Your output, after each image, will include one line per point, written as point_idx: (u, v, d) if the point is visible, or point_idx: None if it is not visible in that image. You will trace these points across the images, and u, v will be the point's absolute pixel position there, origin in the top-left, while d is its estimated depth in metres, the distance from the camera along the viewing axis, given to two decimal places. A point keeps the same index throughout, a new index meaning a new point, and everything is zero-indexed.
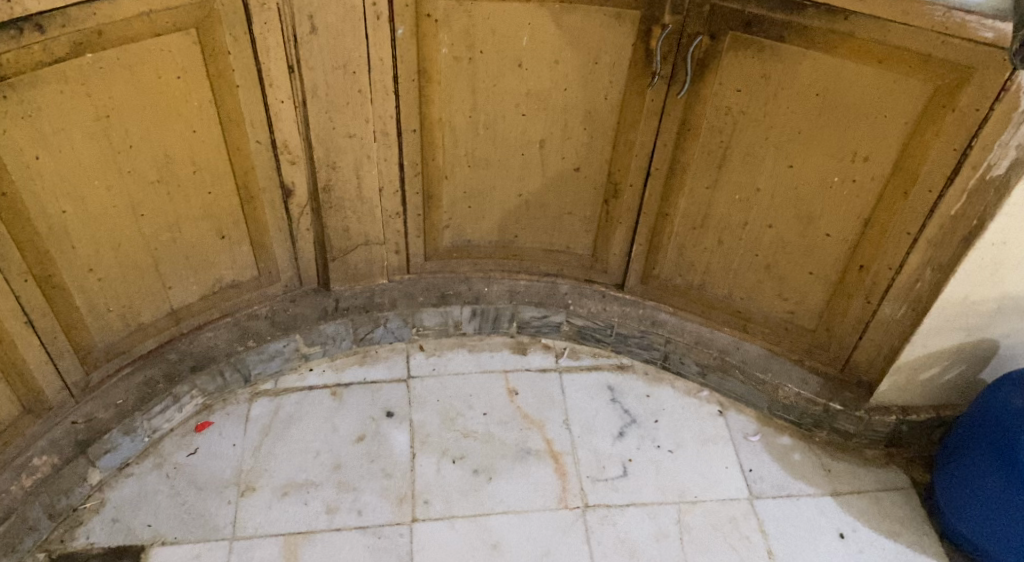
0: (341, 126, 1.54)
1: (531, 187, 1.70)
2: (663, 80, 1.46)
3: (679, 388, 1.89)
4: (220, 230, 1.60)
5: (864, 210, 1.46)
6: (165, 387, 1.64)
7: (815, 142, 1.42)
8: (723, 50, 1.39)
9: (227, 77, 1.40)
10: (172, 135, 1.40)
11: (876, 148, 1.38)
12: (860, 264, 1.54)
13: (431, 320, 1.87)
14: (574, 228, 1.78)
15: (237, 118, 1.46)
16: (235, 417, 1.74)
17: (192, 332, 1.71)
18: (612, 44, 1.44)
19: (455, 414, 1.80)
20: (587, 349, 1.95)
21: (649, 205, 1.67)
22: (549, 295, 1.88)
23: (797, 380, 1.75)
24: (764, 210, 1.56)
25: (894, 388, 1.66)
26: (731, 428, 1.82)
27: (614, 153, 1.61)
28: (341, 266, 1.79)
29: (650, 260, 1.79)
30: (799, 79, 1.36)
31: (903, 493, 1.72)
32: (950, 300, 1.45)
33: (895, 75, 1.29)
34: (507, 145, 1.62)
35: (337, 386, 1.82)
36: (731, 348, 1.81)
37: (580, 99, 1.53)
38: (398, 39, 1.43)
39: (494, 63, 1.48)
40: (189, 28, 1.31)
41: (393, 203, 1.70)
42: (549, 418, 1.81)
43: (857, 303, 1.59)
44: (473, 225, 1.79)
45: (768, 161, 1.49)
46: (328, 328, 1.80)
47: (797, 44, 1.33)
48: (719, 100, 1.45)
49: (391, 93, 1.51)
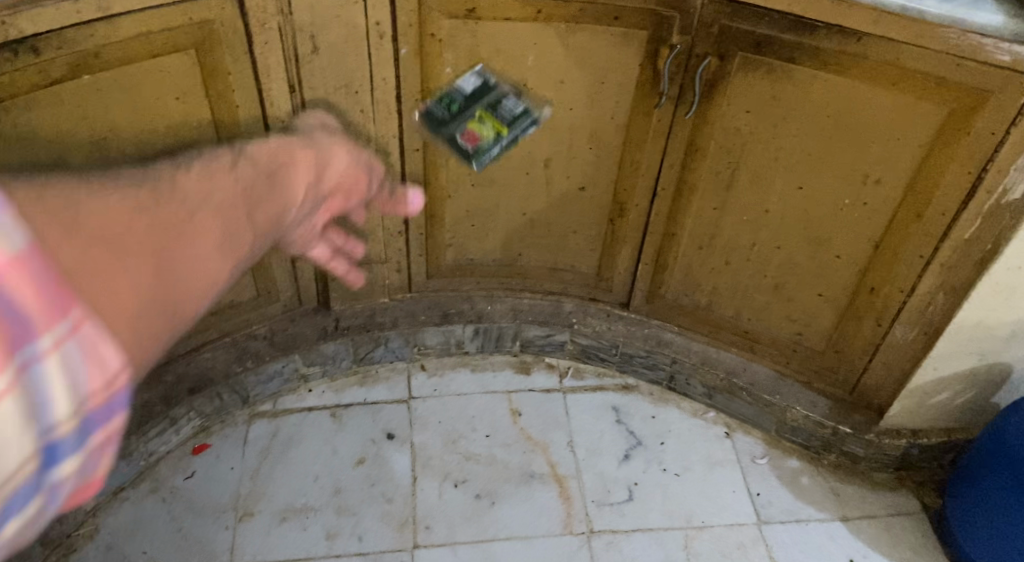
0: (343, 146, 1.51)
1: (536, 207, 1.68)
2: (671, 100, 1.43)
3: (685, 408, 1.87)
4: None
5: (876, 233, 1.43)
6: (162, 409, 1.64)
7: (825, 164, 1.39)
8: (732, 71, 1.36)
9: (227, 97, 1.37)
10: (171, 157, 1.38)
11: (889, 170, 1.35)
12: (871, 286, 1.51)
13: (433, 339, 1.87)
14: (578, 247, 1.76)
15: (237, 139, 1.42)
16: (233, 439, 1.75)
17: (190, 353, 1.69)
18: (619, 64, 1.42)
19: (458, 436, 1.79)
20: (591, 369, 1.93)
21: (655, 225, 1.64)
22: (554, 314, 1.86)
23: (806, 403, 1.73)
24: (773, 231, 1.53)
25: (905, 411, 1.63)
26: (738, 450, 1.80)
27: (621, 173, 1.59)
28: (342, 285, 1.76)
29: (656, 280, 1.76)
30: (810, 101, 1.33)
31: (914, 518, 1.69)
32: (963, 324, 1.42)
33: (908, 98, 1.26)
34: (511, 165, 1.59)
35: (337, 407, 1.82)
36: (738, 369, 1.79)
37: (586, 119, 1.50)
38: (401, 58, 1.40)
39: (499, 82, 1.45)
40: (189, 49, 1.28)
41: (394, 222, 1.67)
42: (553, 440, 1.79)
43: (867, 326, 1.56)
44: (476, 244, 1.76)
45: (779, 182, 1.46)
46: (327, 348, 1.80)
47: (809, 65, 1.30)
48: (728, 121, 1.42)
49: (394, 112, 1.48)
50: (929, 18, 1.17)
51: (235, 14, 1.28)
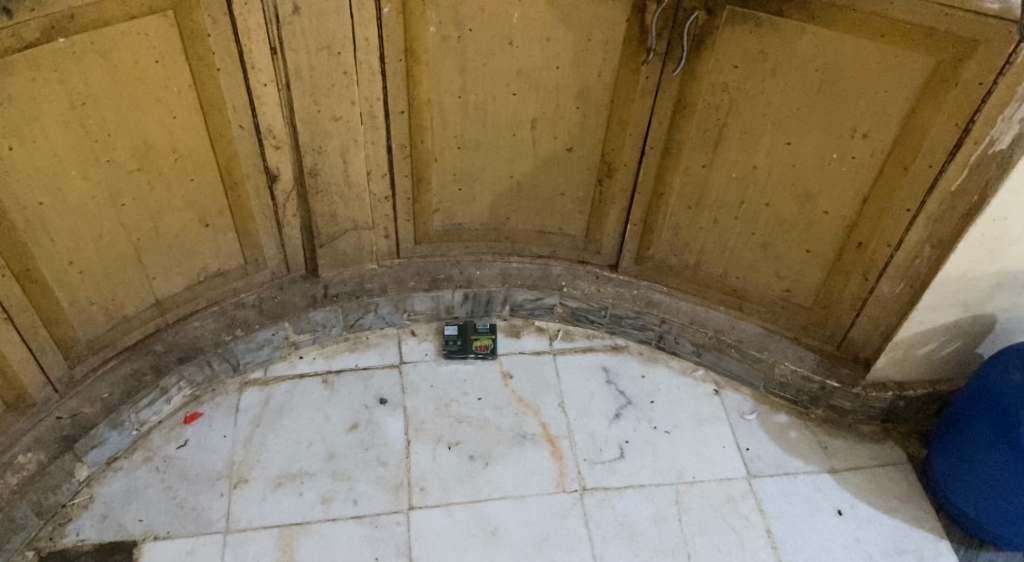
0: (327, 110, 1.47)
1: (523, 168, 1.67)
2: (659, 56, 1.40)
3: (674, 366, 1.90)
4: (203, 219, 1.54)
5: (863, 187, 1.43)
6: (152, 379, 1.64)
7: (813, 119, 1.37)
8: (720, 26, 1.33)
9: (207, 60, 1.31)
10: (151, 122, 1.32)
11: (876, 124, 1.33)
12: (858, 241, 1.51)
13: (422, 305, 1.89)
14: (566, 209, 1.76)
15: (218, 103, 1.38)
16: (225, 408, 1.76)
17: (179, 322, 1.71)
18: (606, 21, 1.38)
19: (449, 400, 1.82)
20: (581, 331, 1.96)
21: (643, 185, 1.65)
22: (542, 277, 1.88)
23: (794, 357, 1.76)
24: (761, 187, 1.53)
25: (891, 364, 1.66)
26: (727, 407, 1.83)
27: (608, 132, 1.58)
28: (329, 252, 1.77)
29: (645, 240, 1.78)
30: (798, 54, 1.31)
31: (899, 468, 1.73)
32: (949, 276, 1.43)
33: (895, 50, 1.24)
34: (498, 127, 1.57)
35: (328, 373, 1.84)
36: (726, 327, 1.81)
37: (573, 78, 1.48)
38: (384, 17, 1.35)
39: (484, 41, 1.42)
40: (166, 10, 1.22)
41: (380, 188, 1.66)
42: (544, 402, 1.82)
43: (855, 281, 1.58)
44: (463, 208, 1.77)
45: (766, 138, 1.44)
46: (317, 316, 1.80)
47: (796, 18, 1.27)
48: (715, 77, 1.40)
49: (378, 74, 1.44)
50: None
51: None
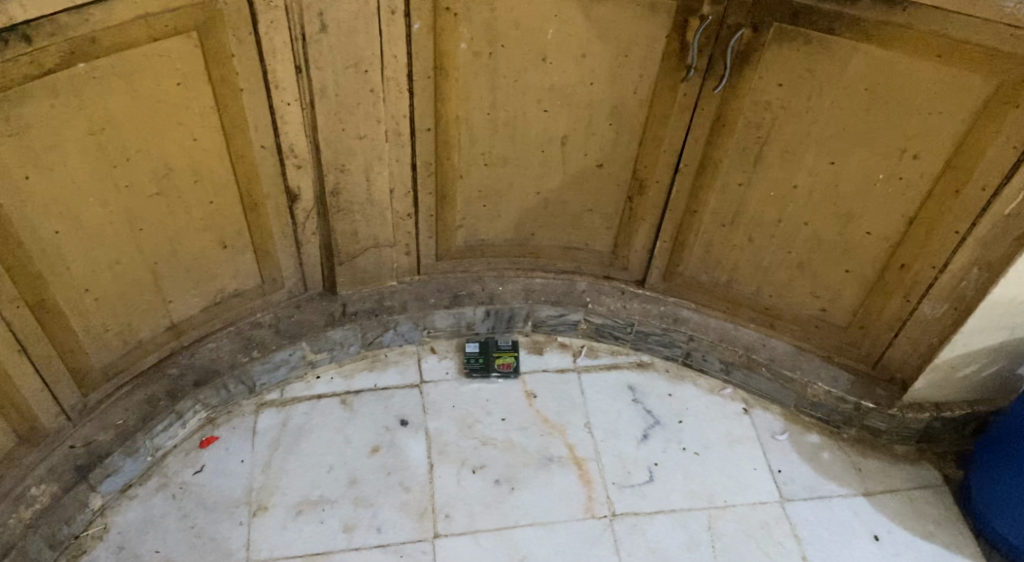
0: (352, 129, 1.41)
1: (550, 185, 1.62)
2: (699, 73, 1.34)
3: (702, 385, 1.87)
4: (222, 241, 1.48)
5: (909, 208, 1.38)
6: (167, 404, 1.59)
7: (860, 139, 1.32)
8: (766, 43, 1.27)
9: (230, 81, 1.23)
10: (172, 146, 1.25)
11: (927, 145, 1.28)
12: (901, 262, 1.47)
13: (443, 321, 1.84)
14: (594, 225, 1.71)
15: (241, 124, 1.30)
16: (242, 431, 1.72)
17: (193, 344, 1.65)
18: (644, 37, 1.32)
19: (473, 421, 1.77)
20: (605, 347, 1.92)
21: (675, 202, 1.60)
22: (567, 293, 1.84)
23: (827, 378, 1.72)
24: (800, 206, 1.48)
25: (929, 386, 1.62)
26: (758, 427, 1.80)
27: (641, 149, 1.52)
28: (349, 269, 1.72)
29: (674, 257, 1.74)
30: (848, 74, 1.25)
31: (936, 491, 1.69)
32: (997, 300, 1.39)
33: (953, 70, 1.18)
34: (527, 143, 1.52)
35: (347, 394, 1.80)
36: (756, 345, 1.78)
37: (607, 94, 1.42)
38: (414, 34, 1.28)
39: (516, 58, 1.35)
40: (189, 31, 1.14)
41: (403, 205, 1.61)
42: (570, 423, 1.78)
43: (895, 302, 1.54)
44: (487, 224, 1.71)
45: (809, 157, 1.39)
46: (335, 335, 1.76)
47: (847, 37, 1.21)
48: (757, 95, 1.34)
49: (405, 91, 1.37)
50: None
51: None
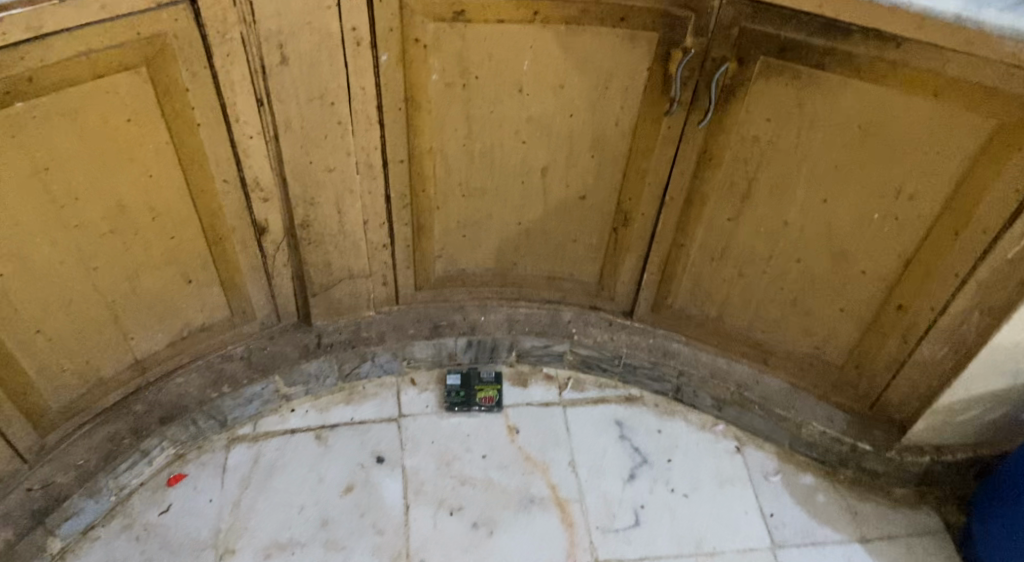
0: (319, 161, 1.35)
1: (532, 216, 1.55)
2: (683, 106, 1.28)
3: (693, 421, 1.80)
4: (186, 275, 1.42)
5: (906, 249, 1.31)
6: (131, 442, 1.52)
7: (853, 177, 1.25)
8: (753, 77, 1.20)
9: (186, 116, 1.17)
10: (125, 183, 1.18)
11: (924, 185, 1.21)
12: (898, 303, 1.39)
13: (423, 352, 1.78)
14: (578, 255, 1.64)
15: (199, 159, 1.24)
16: (211, 467, 1.65)
17: (160, 379, 1.58)
18: (625, 68, 1.25)
19: (452, 458, 1.70)
20: (592, 380, 1.85)
21: (662, 235, 1.53)
22: (551, 324, 1.78)
23: (822, 418, 1.65)
24: (792, 243, 1.41)
25: (928, 429, 1.55)
26: (749, 466, 1.73)
27: (625, 181, 1.45)
28: (323, 301, 1.66)
29: (663, 290, 1.66)
30: (839, 110, 1.18)
31: (936, 538, 1.62)
32: (999, 345, 1.32)
33: (951, 110, 1.11)
34: (505, 174, 1.45)
35: (322, 429, 1.73)
36: (749, 382, 1.71)
37: (588, 126, 1.35)
38: (382, 66, 1.22)
39: (491, 89, 1.28)
40: (138, 66, 1.08)
41: (378, 236, 1.54)
42: (554, 461, 1.71)
43: (892, 342, 1.46)
44: (467, 254, 1.64)
45: (800, 194, 1.32)
46: (310, 367, 1.69)
47: (838, 72, 1.14)
48: (745, 129, 1.27)
49: (375, 123, 1.31)
50: (986, 26, 1.02)
51: (191, 26, 1.08)
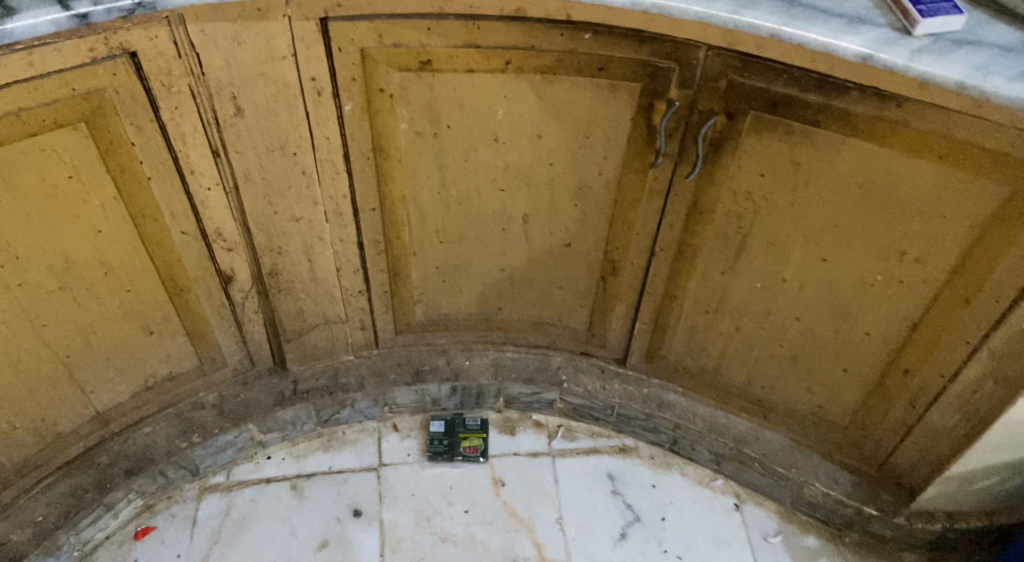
0: (285, 211, 1.28)
1: (514, 262, 1.46)
2: (670, 158, 1.19)
3: (690, 475, 1.70)
4: (147, 326, 1.35)
5: (912, 313, 1.21)
6: (94, 497, 1.46)
7: (854, 238, 1.15)
8: (743, 131, 1.11)
9: (134, 171, 1.11)
10: (71, 240, 1.13)
11: (931, 249, 1.11)
12: (905, 367, 1.29)
13: (405, 398, 1.70)
14: (566, 302, 1.55)
15: (153, 212, 1.18)
16: (181, 520, 1.58)
17: (127, 428, 1.51)
18: (606, 118, 1.17)
19: (432, 513, 1.62)
20: (584, 428, 1.76)
21: (653, 285, 1.43)
22: (540, 370, 1.69)
23: (826, 478, 1.55)
24: (790, 300, 1.31)
25: (940, 495, 1.45)
26: (748, 526, 1.63)
27: (612, 231, 1.36)
28: (297, 346, 1.58)
29: (656, 339, 1.56)
30: (837, 169, 1.09)
31: None
32: (1016, 417, 1.22)
33: (958, 174, 1.02)
34: (484, 221, 1.37)
35: (298, 478, 1.66)
36: (749, 438, 1.60)
37: (569, 175, 1.27)
38: (347, 115, 1.16)
39: (463, 137, 1.20)
40: (76, 123, 1.02)
41: (353, 282, 1.47)
42: (540, 517, 1.63)
43: (899, 406, 1.35)
44: (449, 299, 1.56)
45: (797, 251, 1.23)
46: (285, 415, 1.62)
47: (835, 130, 1.05)
48: (736, 184, 1.18)
49: (343, 172, 1.24)
50: (991, 99, 0.91)
51: (131, 80, 1.03)
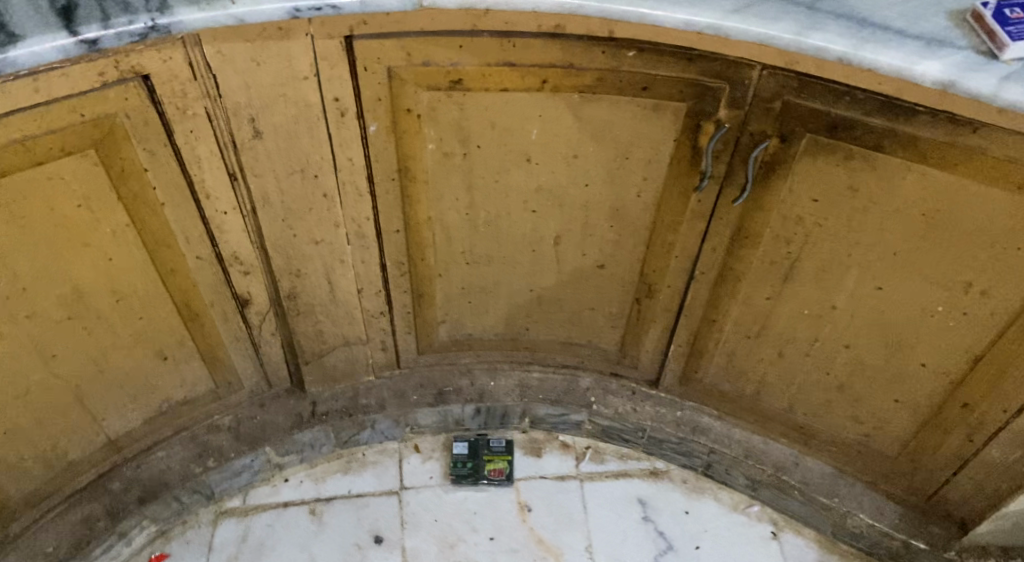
0: (304, 234, 1.22)
1: (544, 283, 1.39)
2: (715, 180, 1.12)
3: (724, 500, 1.63)
4: (161, 352, 1.29)
5: (975, 345, 1.13)
6: (106, 526, 1.42)
7: (913, 267, 1.08)
8: (798, 154, 1.04)
9: (147, 198, 1.06)
10: (81, 269, 1.08)
11: (999, 281, 1.04)
12: (964, 400, 1.21)
13: (427, 419, 1.64)
14: (596, 322, 1.47)
15: (166, 238, 1.12)
16: (196, 546, 1.53)
17: (140, 454, 1.45)
18: (646, 139, 1.09)
19: (456, 540, 1.56)
20: (613, 450, 1.69)
21: (690, 309, 1.36)
22: (567, 391, 1.63)
23: (870, 508, 1.47)
24: (840, 328, 1.23)
25: (995, 530, 1.37)
26: (787, 556, 1.55)
27: (648, 253, 1.29)
28: (316, 368, 1.52)
29: (692, 362, 1.48)
30: (899, 196, 1.02)
31: None
32: None
33: None
34: (513, 242, 1.30)
35: (316, 502, 1.60)
36: (788, 465, 1.53)
37: (605, 196, 1.19)
38: (371, 136, 1.09)
39: (494, 158, 1.13)
40: (86, 150, 0.96)
41: (374, 303, 1.40)
42: (569, 546, 1.56)
43: (954, 439, 1.28)
44: (474, 320, 1.49)
45: (850, 279, 1.15)
46: (303, 437, 1.57)
47: (899, 155, 0.98)
48: (787, 208, 1.11)
49: (366, 194, 1.18)
50: None
51: (144, 103, 0.97)
